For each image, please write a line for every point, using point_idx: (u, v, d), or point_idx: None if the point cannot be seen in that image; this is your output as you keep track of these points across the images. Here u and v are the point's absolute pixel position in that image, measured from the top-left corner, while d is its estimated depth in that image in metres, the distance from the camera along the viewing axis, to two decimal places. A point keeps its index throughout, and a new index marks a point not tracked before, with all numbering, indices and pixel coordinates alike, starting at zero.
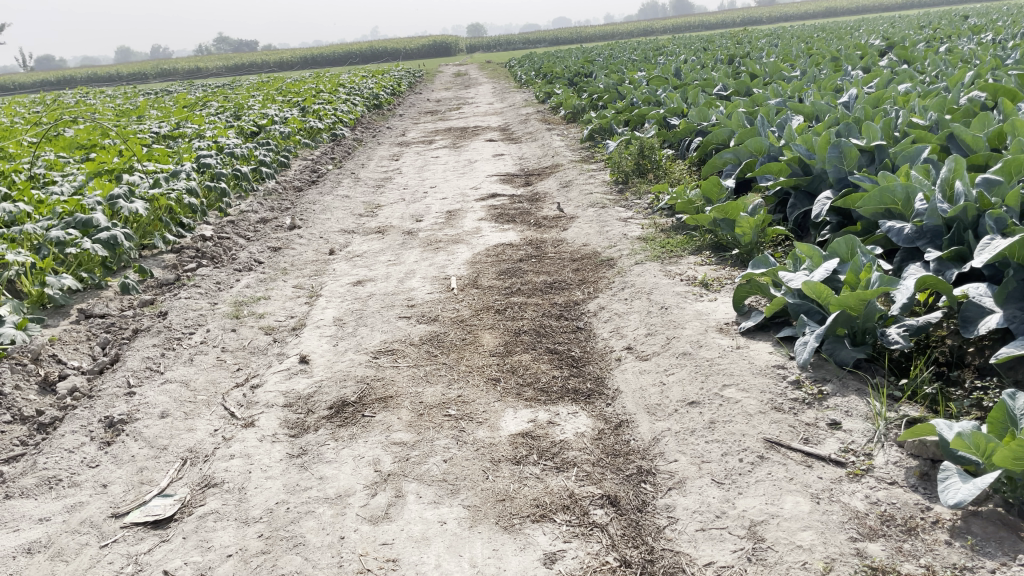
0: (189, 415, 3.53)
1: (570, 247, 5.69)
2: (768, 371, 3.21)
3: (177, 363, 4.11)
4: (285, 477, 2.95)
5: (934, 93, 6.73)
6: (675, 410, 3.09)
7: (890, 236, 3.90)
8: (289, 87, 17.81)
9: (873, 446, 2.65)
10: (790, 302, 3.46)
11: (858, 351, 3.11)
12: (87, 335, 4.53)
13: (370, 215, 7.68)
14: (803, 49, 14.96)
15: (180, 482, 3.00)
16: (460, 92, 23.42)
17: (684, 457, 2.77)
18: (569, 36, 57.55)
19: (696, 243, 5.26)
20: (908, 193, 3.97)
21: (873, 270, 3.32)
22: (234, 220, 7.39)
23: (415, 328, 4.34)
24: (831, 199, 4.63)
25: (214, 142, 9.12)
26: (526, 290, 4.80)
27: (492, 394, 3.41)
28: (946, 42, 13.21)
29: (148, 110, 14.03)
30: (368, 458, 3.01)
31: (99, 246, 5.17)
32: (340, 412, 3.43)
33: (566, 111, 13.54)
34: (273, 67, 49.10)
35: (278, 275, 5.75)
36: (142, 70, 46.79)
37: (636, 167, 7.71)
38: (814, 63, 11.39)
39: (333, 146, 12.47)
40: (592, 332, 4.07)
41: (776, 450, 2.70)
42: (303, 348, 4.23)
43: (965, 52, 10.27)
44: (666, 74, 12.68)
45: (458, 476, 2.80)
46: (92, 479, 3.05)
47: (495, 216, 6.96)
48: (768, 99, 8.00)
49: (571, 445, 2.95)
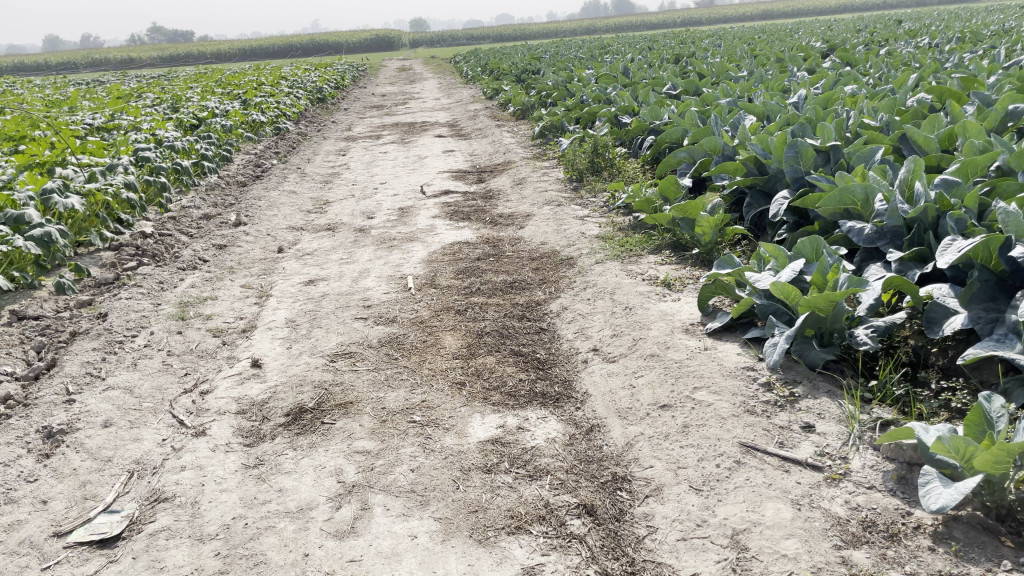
0: (134, 424, 3.33)
1: (528, 246, 5.62)
2: (738, 373, 3.17)
3: (120, 368, 3.88)
4: (242, 490, 2.79)
5: (881, 95, 6.84)
6: (647, 414, 3.03)
7: (851, 236, 3.91)
8: (229, 79, 17.31)
9: (849, 450, 2.63)
10: (757, 302, 3.43)
11: (827, 353, 3.10)
12: (20, 338, 4.26)
13: (318, 212, 7.47)
14: (747, 49, 15.16)
15: (128, 497, 2.81)
16: (406, 87, 23.15)
17: (660, 463, 2.70)
18: (513, 32, 57.47)
19: (655, 242, 5.23)
20: (867, 193, 3.99)
21: (840, 271, 3.32)
22: (175, 216, 7.10)
23: (372, 329, 4.20)
24: (789, 198, 4.65)
25: (153, 135, 8.75)
26: (486, 290, 4.70)
27: (457, 398, 3.30)
28: (885, 45, 13.54)
29: (79, 100, 13.43)
30: (330, 468, 2.87)
31: (32, 243, 4.88)
32: (298, 419, 3.27)
33: (515, 107, 13.47)
34: (210, 58, 47.94)
35: (224, 274, 5.52)
36: (71, 60, 45.11)
37: (590, 165, 7.67)
38: (760, 64, 11.53)
39: (276, 139, 12.13)
40: (556, 333, 3.99)
41: (753, 455, 2.65)
42: (254, 351, 4.05)
43: (905, 55, 10.51)
44: (614, 72, 12.70)
45: (427, 487, 2.68)
46: (31, 495, 2.84)
47: (449, 213, 6.83)
48: (719, 98, 8.05)
49: (543, 452, 2.86)
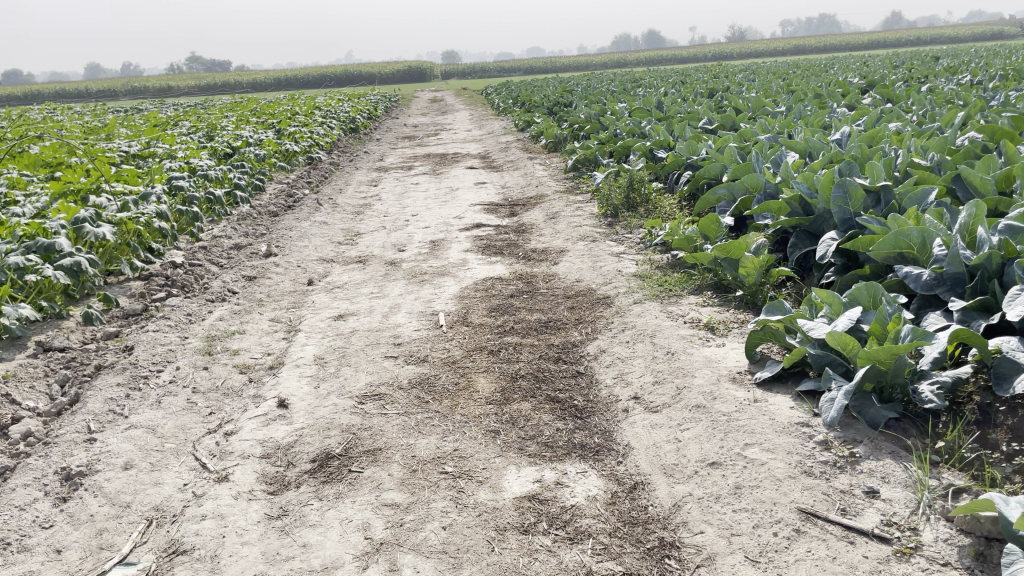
0: (155, 467, 3.20)
1: (562, 283, 5.46)
2: (792, 430, 2.97)
3: (144, 406, 3.76)
4: (264, 544, 2.64)
5: (928, 133, 6.62)
6: (695, 472, 2.83)
7: (907, 282, 3.70)
8: (265, 108, 17.48)
9: (919, 520, 2.41)
10: (811, 353, 3.24)
11: (889, 410, 2.88)
12: (45, 371, 4.17)
13: (349, 243, 7.40)
14: (783, 84, 15.01)
15: (145, 548, 2.66)
16: (438, 119, 23.29)
17: (711, 529, 2.51)
18: (544, 65, 58.18)
19: (695, 282, 5.05)
20: (924, 238, 3.78)
21: (902, 321, 3.12)
22: (206, 245, 7.04)
23: (403, 369, 4.06)
24: (838, 240, 4.45)
25: (187, 163, 8.77)
26: (520, 330, 4.54)
27: (491, 448, 3.13)
28: (925, 82, 13.33)
29: (117, 128, 13.60)
30: (357, 522, 2.71)
31: (62, 273, 4.80)
32: (324, 466, 3.12)
33: (546, 140, 13.41)
34: (246, 88, 48.76)
35: (253, 306, 5.43)
36: (112, 87, 46.24)
37: (625, 201, 7.54)
38: (797, 99, 11.35)
39: (309, 169, 12.16)
40: (594, 378, 3.82)
41: (813, 523, 2.45)
42: (281, 390, 3.91)
43: (948, 92, 10.28)
44: (648, 106, 12.60)
45: (460, 548, 2.51)
46: (45, 543, 2.71)
47: (481, 248, 6.71)
48: (758, 134, 7.89)
49: (583, 511, 2.67)
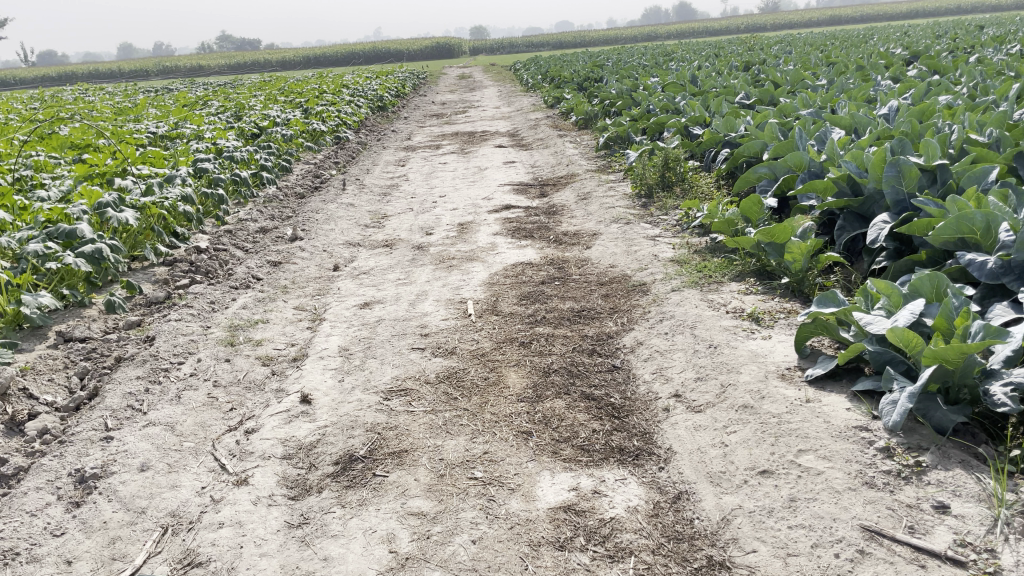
0: (173, 468, 3.06)
1: (596, 268, 5.24)
2: (850, 435, 2.74)
3: (163, 402, 3.63)
4: (283, 555, 2.48)
5: (982, 107, 6.25)
6: (744, 481, 2.62)
7: (970, 271, 3.43)
8: (293, 87, 17.29)
9: (996, 540, 2.18)
10: (869, 349, 3.00)
11: (958, 414, 2.64)
12: (64, 363, 4.05)
13: (376, 226, 7.22)
14: (822, 56, 14.51)
15: (159, 559, 2.52)
16: (465, 95, 22.97)
17: (765, 547, 2.30)
18: (572, 39, 57.53)
19: (736, 268, 4.80)
20: (988, 222, 3.48)
21: (970, 316, 2.85)
22: (231, 229, 6.91)
23: (430, 362, 3.87)
24: (890, 224, 4.17)
25: (213, 144, 8.63)
26: (552, 319, 4.34)
27: (524, 452, 2.95)
28: (972, 53, 12.80)
29: (145, 108, 13.51)
30: (381, 532, 2.55)
31: (82, 259, 4.65)
32: (347, 469, 2.96)
33: (577, 117, 13.11)
34: (276, 66, 48.58)
35: (277, 294, 5.29)
36: (141, 68, 46.42)
37: (660, 180, 7.27)
38: (838, 72, 10.92)
39: (336, 149, 12.01)
40: (631, 373, 3.61)
41: (877, 543, 2.24)
42: (304, 385, 3.76)
43: (998, 62, 9.80)
44: (682, 80, 12.22)
45: (490, 565, 2.33)
46: (55, 553, 2.58)
47: (511, 230, 6.50)
48: (799, 109, 7.56)
49: (624, 525, 2.48)
